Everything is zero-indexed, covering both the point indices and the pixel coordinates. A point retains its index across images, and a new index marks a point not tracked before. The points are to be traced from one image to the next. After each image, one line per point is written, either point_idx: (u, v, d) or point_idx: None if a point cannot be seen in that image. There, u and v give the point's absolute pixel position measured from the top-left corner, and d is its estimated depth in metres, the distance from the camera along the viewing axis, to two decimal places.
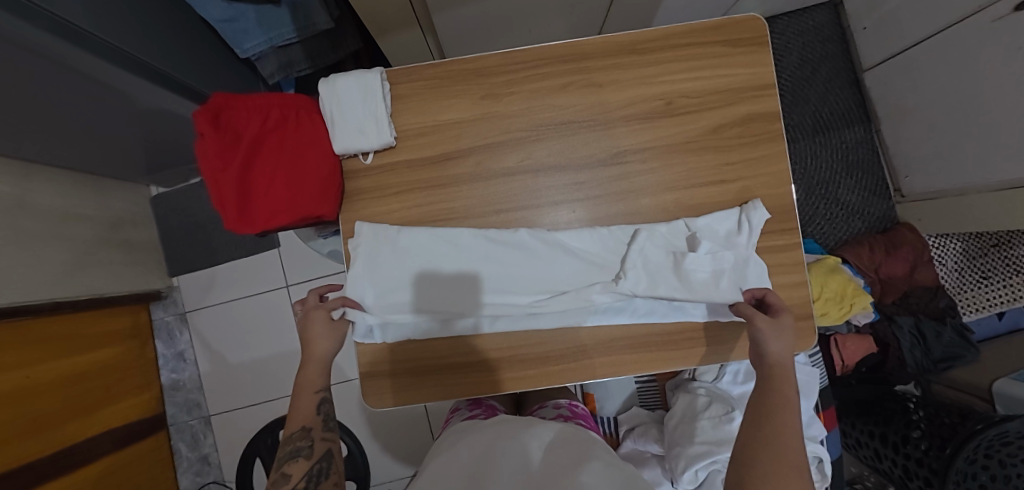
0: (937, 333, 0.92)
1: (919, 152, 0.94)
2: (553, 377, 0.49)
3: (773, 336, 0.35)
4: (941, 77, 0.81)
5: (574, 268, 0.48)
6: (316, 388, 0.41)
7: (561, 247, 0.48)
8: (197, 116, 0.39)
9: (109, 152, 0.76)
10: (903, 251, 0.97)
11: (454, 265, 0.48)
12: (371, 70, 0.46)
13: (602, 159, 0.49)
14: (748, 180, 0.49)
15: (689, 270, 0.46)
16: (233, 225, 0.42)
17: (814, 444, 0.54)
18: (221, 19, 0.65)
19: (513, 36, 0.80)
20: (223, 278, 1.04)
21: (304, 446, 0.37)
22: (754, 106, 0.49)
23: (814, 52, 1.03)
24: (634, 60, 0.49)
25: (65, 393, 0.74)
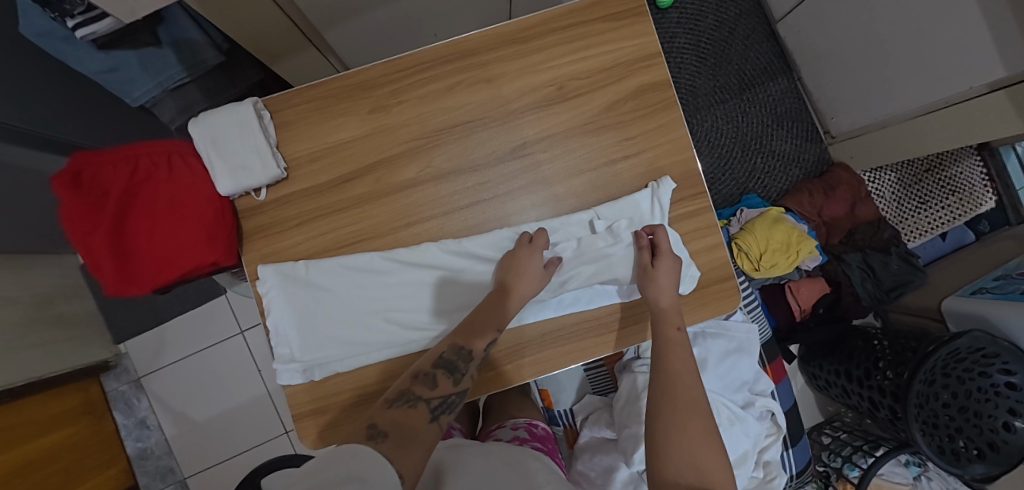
0: (884, 264, 0.95)
1: (840, 93, 0.96)
2: (491, 383, 0.47)
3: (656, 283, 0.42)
4: (845, 17, 0.83)
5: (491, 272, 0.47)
6: (497, 327, 0.40)
7: (472, 251, 0.47)
8: (53, 182, 0.37)
9: (18, 227, 0.71)
10: (840, 192, 0.99)
11: (473, 274, 0.47)
12: (243, 101, 0.44)
13: (503, 154, 0.48)
14: (651, 152, 0.48)
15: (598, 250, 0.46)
16: (114, 290, 0.40)
17: (764, 398, 0.55)
18: (99, 70, 0.57)
19: (419, 39, 0.78)
20: (174, 335, 1.00)
21: (456, 372, 0.37)
22: (643, 77, 0.49)
23: (728, 11, 1.04)
24: (518, 50, 0.48)
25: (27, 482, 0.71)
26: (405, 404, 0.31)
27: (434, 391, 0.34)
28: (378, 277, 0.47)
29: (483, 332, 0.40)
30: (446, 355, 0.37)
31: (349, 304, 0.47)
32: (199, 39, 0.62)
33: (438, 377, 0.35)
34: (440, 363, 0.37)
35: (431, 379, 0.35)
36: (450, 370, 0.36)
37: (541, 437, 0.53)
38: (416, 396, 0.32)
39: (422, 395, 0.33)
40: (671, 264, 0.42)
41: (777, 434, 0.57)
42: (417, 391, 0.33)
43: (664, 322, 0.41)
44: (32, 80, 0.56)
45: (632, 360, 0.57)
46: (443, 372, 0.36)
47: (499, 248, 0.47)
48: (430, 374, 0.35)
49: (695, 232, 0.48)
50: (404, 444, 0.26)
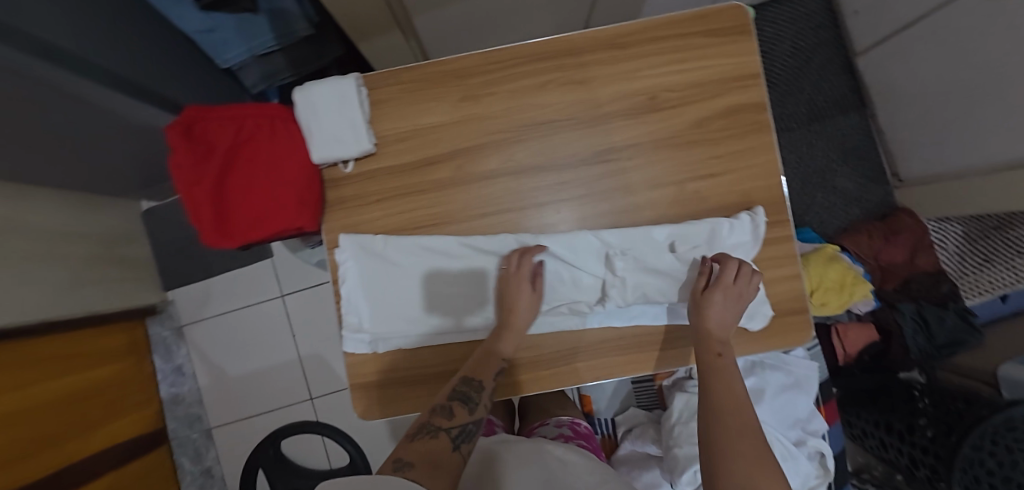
0: (939, 318, 0.90)
1: (916, 137, 0.92)
2: (546, 381, 0.48)
3: (711, 309, 0.41)
4: (935, 59, 0.80)
5: (561, 271, 0.48)
6: (502, 357, 0.44)
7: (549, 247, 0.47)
8: (170, 131, 0.40)
9: (98, 169, 0.76)
10: (903, 238, 0.95)
11: (461, 262, 0.48)
12: (347, 75, 0.45)
13: (586, 157, 0.48)
14: (736, 174, 0.47)
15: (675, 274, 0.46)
16: (210, 239, 0.42)
17: (815, 439, 0.53)
18: (200, 30, 0.63)
19: (498, 32, 0.78)
20: (218, 290, 1.04)
21: (470, 401, 0.40)
22: (739, 96, 0.48)
23: (807, 39, 1.01)
24: (616, 56, 0.48)
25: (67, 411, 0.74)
26: (427, 436, 0.34)
27: (451, 421, 0.37)
28: (444, 259, 0.47)
29: (491, 364, 0.43)
30: (459, 387, 0.41)
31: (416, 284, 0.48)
32: (294, 11, 0.65)
33: (455, 408, 0.38)
34: (454, 395, 0.40)
35: (448, 410, 0.38)
36: (465, 400, 0.40)
37: (584, 435, 0.53)
38: (436, 427, 0.35)
39: (442, 425, 0.36)
40: (731, 294, 0.41)
41: (824, 478, 0.54)
42: (435, 423, 0.36)
43: (704, 346, 0.39)
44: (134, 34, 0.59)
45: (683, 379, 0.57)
46: (458, 403, 0.39)
47: (574, 249, 0.47)
48: (447, 406, 0.38)
49: (770, 260, 0.47)
50: (432, 473, 0.28)
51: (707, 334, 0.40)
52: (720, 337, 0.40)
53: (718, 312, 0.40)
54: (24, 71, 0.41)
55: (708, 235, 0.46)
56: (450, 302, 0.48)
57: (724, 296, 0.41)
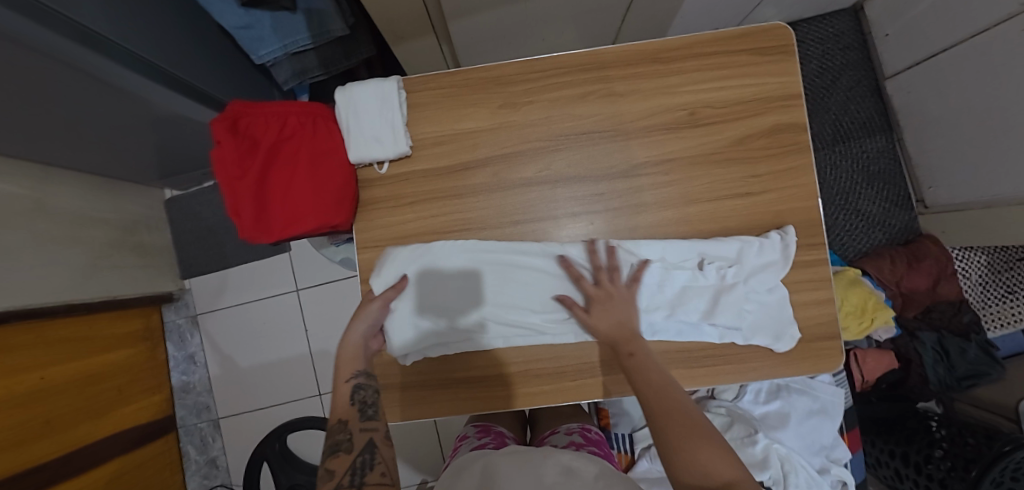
0: (961, 349, 0.88)
1: (944, 163, 0.91)
2: (570, 392, 0.48)
3: (596, 320, 0.43)
4: (966, 86, 0.79)
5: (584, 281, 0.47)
6: (354, 371, 0.40)
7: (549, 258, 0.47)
8: (216, 124, 0.40)
9: (125, 155, 0.77)
10: (926, 265, 0.94)
11: (454, 262, 0.47)
12: (388, 77, 0.46)
13: (622, 170, 0.48)
14: (774, 194, 0.47)
15: (650, 283, 0.46)
16: (247, 234, 0.42)
17: (838, 467, 0.52)
18: (238, 26, 0.65)
19: (526, 41, 0.78)
20: (234, 281, 1.04)
21: (343, 443, 0.33)
22: (780, 117, 0.47)
23: (835, 60, 1.01)
24: (658, 69, 0.47)
25: (79, 394, 0.75)
26: None
27: (336, 476, 0.30)
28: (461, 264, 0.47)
29: (341, 392, 0.38)
30: (327, 443, 0.33)
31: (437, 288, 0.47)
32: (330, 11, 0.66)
33: (332, 463, 0.31)
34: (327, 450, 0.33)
35: (327, 472, 0.31)
36: (341, 444, 0.33)
37: (596, 442, 0.51)
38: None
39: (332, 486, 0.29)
40: (613, 302, 0.43)
41: None
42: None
43: (617, 350, 0.40)
44: (168, 24, 0.60)
45: (705, 398, 0.55)
46: (333, 456, 0.32)
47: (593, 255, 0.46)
48: (324, 470, 0.31)
49: (806, 282, 0.46)
50: None
51: (619, 338, 0.41)
52: (624, 334, 0.41)
53: (603, 321, 0.43)
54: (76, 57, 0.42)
55: (741, 252, 0.45)
56: (444, 305, 0.47)
57: (600, 307, 0.43)
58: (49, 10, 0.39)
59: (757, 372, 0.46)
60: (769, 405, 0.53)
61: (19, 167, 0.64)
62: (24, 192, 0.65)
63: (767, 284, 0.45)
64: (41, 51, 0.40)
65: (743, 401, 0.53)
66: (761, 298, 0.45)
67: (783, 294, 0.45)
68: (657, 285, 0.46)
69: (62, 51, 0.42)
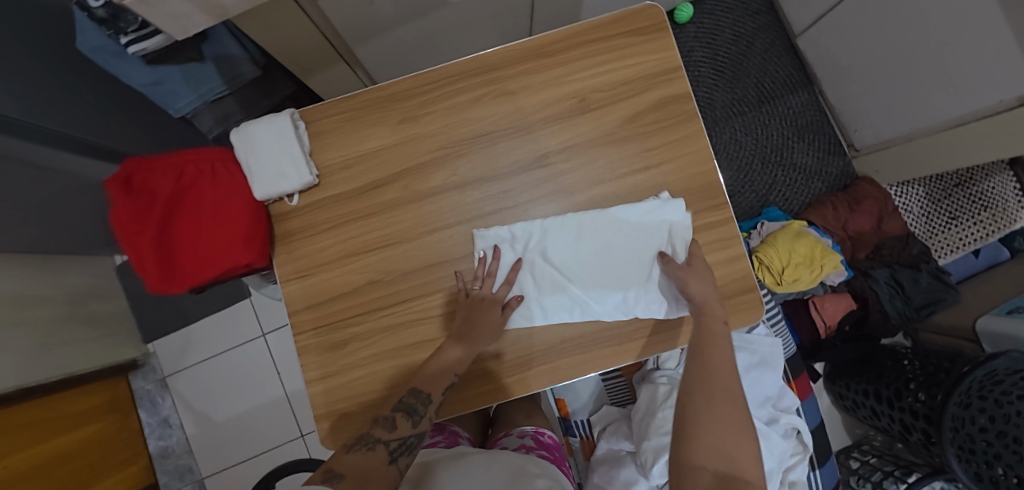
0: (914, 280, 0.92)
1: (863, 107, 0.95)
2: (510, 389, 0.47)
3: (695, 281, 0.41)
4: (866, 32, 0.83)
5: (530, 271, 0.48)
6: (455, 373, 0.43)
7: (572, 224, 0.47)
8: (109, 186, 0.41)
9: (60, 228, 0.76)
10: (866, 205, 0.97)
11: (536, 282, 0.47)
12: (280, 112, 0.47)
13: (526, 163, 0.49)
14: (672, 163, 0.49)
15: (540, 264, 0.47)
16: (156, 287, 0.43)
17: (790, 414, 0.59)
18: (147, 82, 0.64)
19: (442, 55, 0.80)
20: (198, 336, 1.03)
21: (415, 414, 0.40)
22: (665, 90, 0.49)
23: (746, 26, 1.05)
24: (542, 64, 0.49)
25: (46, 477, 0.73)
26: (364, 447, 0.33)
27: (392, 433, 0.36)
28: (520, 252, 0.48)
29: (442, 376, 0.43)
30: (407, 400, 0.40)
31: (370, 301, 0.48)
32: (239, 54, 0.68)
33: (398, 419, 0.38)
34: (399, 407, 0.40)
35: (390, 421, 0.38)
36: (410, 413, 0.39)
37: (548, 445, 0.55)
38: (375, 438, 0.35)
39: (382, 437, 0.36)
40: (706, 273, 0.43)
41: (803, 453, 0.60)
42: (376, 433, 0.36)
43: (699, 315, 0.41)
44: (69, 92, 0.60)
45: (652, 371, 0.61)
46: (402, 415, 0.39)
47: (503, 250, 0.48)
48: (390, 417, 0.38)
49: (717, 242, 0.47)
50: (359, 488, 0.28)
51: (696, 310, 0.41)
52: (704, 309, 0.41)
53: (700, 286, 0.41)
54: None
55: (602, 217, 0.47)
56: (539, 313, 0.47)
57: (698, 273, 0.42)
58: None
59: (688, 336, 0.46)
60: None
61: None
62: None
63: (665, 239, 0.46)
64: None
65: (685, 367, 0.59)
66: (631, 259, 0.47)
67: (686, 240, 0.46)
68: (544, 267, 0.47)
69: None
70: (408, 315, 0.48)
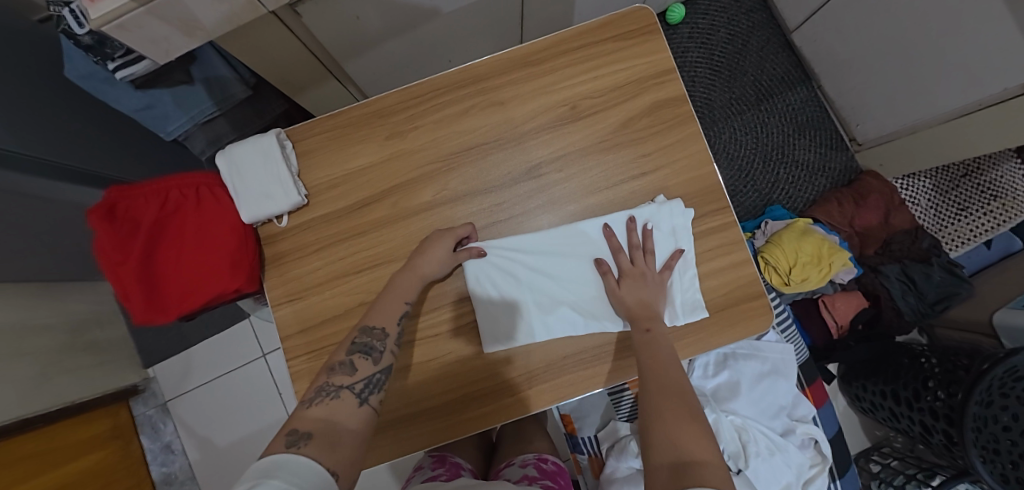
0: (926, 275, 0.89)
1: (863, 101, 0.93)
2: (511, 409, 0.44)
3: (631, 291, 0.42)
4: (864, 24, 0.81)
5: (523, 283, 0.46)
6: (405, 300, 0.41)
7: (571, 229, 0.46)
8: (91, 216, 0.40)
9: (57, 256, 0.76)
10: (872, 200, 0.95)
11: (528, 295, 0.46)
12: (266, 133, 0.46)
13: (519, 175, 0.48)
14: (668, 168, 0.47)
15: (532, 277, 0.46)
16: (142, 318, 0.41)
17: (806, 424, 0.57)
18: (137, 107, 0.63)
19: (434, 66, 0.79)
20: (198, 359, 1.02)
21: (373, 352, 0.36)
22: (658, 93, 0.48)
23: (741, 25, 1.04)
24: (530, 72, 0.48)
25: None
26: (325, 400, 0.31)
27: (353, 377, 0.34)
28: (512, 263, 0.46)
29: (391, 309, 0.40)
30: (359, 340, 0.37)
31: (362, 322, 0.47)
32: (229, 75, 0.68)
33: (356, 361, 0.35)
34: (354, 348, 0.36)
35: (349, 365, 0.35)
36: (369, 352, 0.36)
37: (551, 473, 0.54)
38: (337, 386, 0.33)
39: (344, 383, 0.33)
40: (644, 280, 0.43)
41: (822, 464, 0.58)
42: (336, 381, 0.33)
43: (633, 324, 0.41)
44: (58, 120, 0.60)
45: None
46: (359, 356, 0.36)
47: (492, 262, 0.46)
48: (347, 361, 0.35)
49: (719, 248, 0.46)
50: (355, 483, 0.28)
51: (631, 315, 0.42)
52: (646, 312, 0.41)
53: (631, 295, 0.42)
54: None
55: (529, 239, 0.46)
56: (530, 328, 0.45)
57: (630, 281, 0.43)
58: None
59: (694, 345, 0.44)
60: (718, 377, 0.57)
61: None
62: None
63: (670, 243, 0.45)
64: None
65: (695, 377, 0.58)
66: (566, 276, 0.46)
67: (684, 248, 0.45)
68: (535, 278, 0.46)
69: None
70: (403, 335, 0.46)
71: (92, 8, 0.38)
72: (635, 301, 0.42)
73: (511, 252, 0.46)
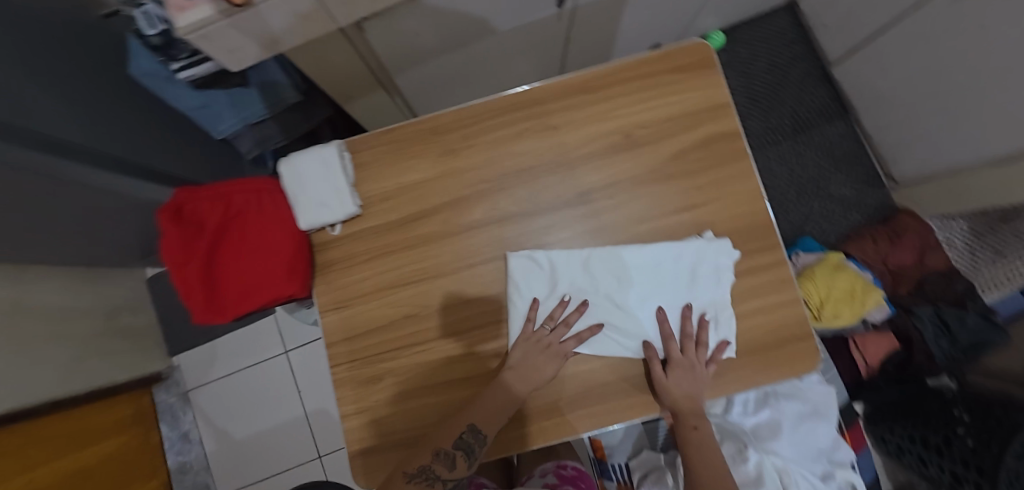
0: (961, 320, 0.84)
1: (903, 139, 0.93)
2: (550, 432, 0.44)
3: (681, 382, 0.42)
4: (910, 62, 0.81)
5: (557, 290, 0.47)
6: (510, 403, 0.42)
7: (632, 287, 0.46)
8: (162, 216, 0.42)
9: (101, 244, 0.78)
10: (908, 240, 0.94)
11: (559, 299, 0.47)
12: (328, 144, 0.47)
13: (569, 199, 0.48)
14: (719, 202, 0.47)
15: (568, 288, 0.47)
16: (200, 316, 0.43)
17: (845, 469, 0.57)
18: (194, 106, 0.67)
19: (477, 82, 0.80)
20: (222, 351, 1.03)
21: (472, 454, 0.40)
22: (713, 126, 0.48)
23: (781, 55, 1.04)
24: (586, 99, 0.49)
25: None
26: (420, 484, 0.39)
27: (449, 472, 0.40)
28: (555, 274, 0.47)
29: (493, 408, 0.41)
30: (466, 438, 0.40)
31: (406, 336, 0.47)
32: (282, 81, 0.68)
33: (456, 459, 0.40)
34: (459, 445, 0.40)
35: (450, 459, 0.40)
36: (468, 454, 0.40)
37: (571, 479, 0.56)
38: (434, 475, 0.40)
39: (440, 476, 0.40)
40: (693, 375, 0.42)
41: None
42: (434, 468, 0.40)
43: (682, 420, 0.43)
44: (121, 115, 0.62)
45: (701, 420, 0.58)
46: (462, 455, 0.40)
47: (537, 269, 0.46)
48: (450, 455, 0.40)
49: (768, 285, 0.45)
50: None
51: (683, 410, 0.42)
52: (691, 407, 0.42)
53: (681, 387, 0.42)
54: (22, 165, 0.44)
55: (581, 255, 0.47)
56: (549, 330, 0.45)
57: (681, 373, 0.42)
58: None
59: (737, 380, 0.44)
60: (758, 415, 0.56)
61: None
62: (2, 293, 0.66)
63: (712, 283, 0.45)
64: None
65: (733, 413, 0.57)
66: (619, 307, 0.46)
67: (729, 341, 0.44)
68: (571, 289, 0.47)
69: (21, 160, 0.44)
70: (446, 351, 0.47)
71: (179, 17, 0.39)
72: (682, 401, 0.41)
73: (557, 263, 0.47)
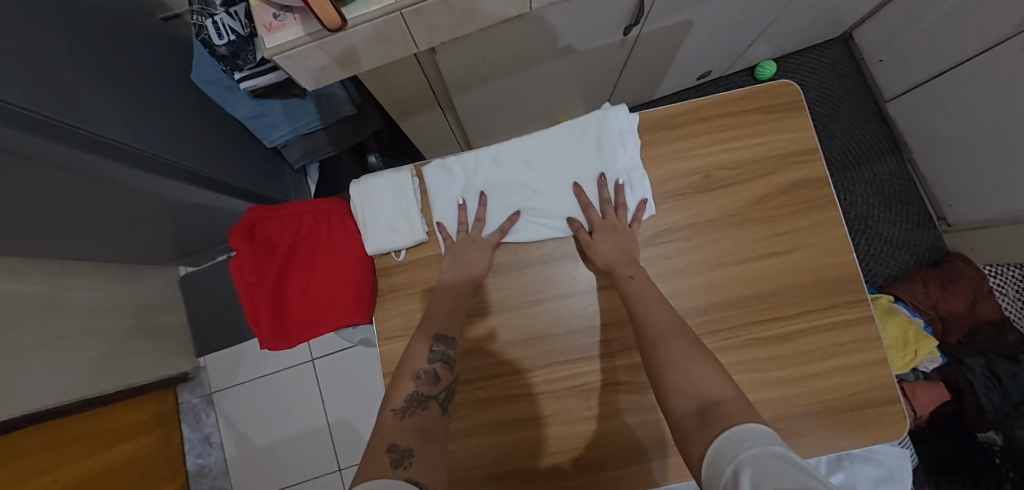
0: (1013, 373, 0.81)
1: (960, 182, 0.90)
2: (616, 482, 0.43)
3: (597, 248, 0.43)
4: (969, 106, 0.79)
5: (476, 192, 0.48)
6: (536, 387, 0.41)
7: (546, 169, 0.47)
8: (234, 236, 0.42)
9: (141, 245, 0.78)
10: (960, 286, 0.90)
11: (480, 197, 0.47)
12: (401, 168, 0.46)
13: (643, 238, 0.47)
14: (802, 251, 0.45)
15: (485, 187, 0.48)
16: (267, 342, 0.42)
17: None
18: (250, 115, 0.67)
19: (529, 103, 0.79)
20: (248, 355, 1.02)
21: (450, 361, 0.40)
22: (797, 172, 0.46)
23: (832, 88, 1.03)
24: (665, 135, 0.48)
25: None
26: (418, 412, 0.35)
27: (436, 387, 0.38)
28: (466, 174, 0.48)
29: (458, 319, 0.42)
30: (438, 348, 0.39)
31: (467, 370, 0.46)
32: (339, 93, 0.67)
33: (439, 371, 0.38)
34: (435, 358, 0.39)
35: (431, 375, 0.38)
36: (446, 362, 0.39)
37: None
38: (425, 397, 0.37)
39: (430, 394, 0.37)
40: (617, 236, 0.44)
41: None
42: (423, 392, 0.37)
43: (616, 275, 0.42)
44: (182, 121, 0.63)
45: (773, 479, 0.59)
46: (440, 365, 0.39)
47: (452, 174, 0.48)
48: (429, 371, 0.38)
49: (853, 343, 0.43)
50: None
51: (611, 269, 0.42)
52: (625, 261, 0.42)
53: (603, 246, 0.43)
54: (77, 166, 0.44)
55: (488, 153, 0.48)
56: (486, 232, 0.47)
57: (602, 234, 0.44)
58: (65, 128, 0.42)
59: (817, 442, 0.42)
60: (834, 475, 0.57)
61: (34, 269, 0.66)
62: (38, 289, 0.67)
63: (621, 147, 0.45)
64: (48, 164, 0.41)
65: None
66: (540, 194, 0.47)
67: (648, 199, 0.45)
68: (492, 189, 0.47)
69: (74, 162, 0.44)
70: (509, 389, 0.45)
71: (268, 38, 0.38)
72: (606, 256, 0.43)
73: (468, 166, 0.48)
